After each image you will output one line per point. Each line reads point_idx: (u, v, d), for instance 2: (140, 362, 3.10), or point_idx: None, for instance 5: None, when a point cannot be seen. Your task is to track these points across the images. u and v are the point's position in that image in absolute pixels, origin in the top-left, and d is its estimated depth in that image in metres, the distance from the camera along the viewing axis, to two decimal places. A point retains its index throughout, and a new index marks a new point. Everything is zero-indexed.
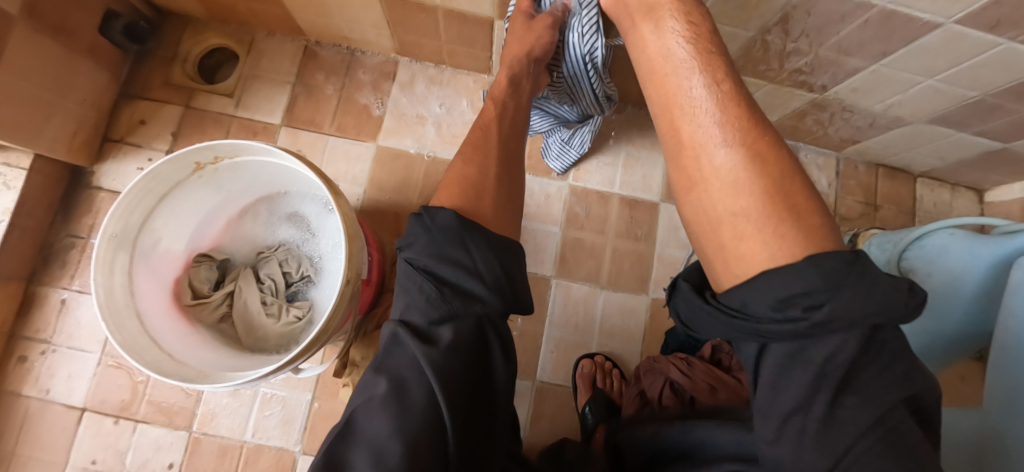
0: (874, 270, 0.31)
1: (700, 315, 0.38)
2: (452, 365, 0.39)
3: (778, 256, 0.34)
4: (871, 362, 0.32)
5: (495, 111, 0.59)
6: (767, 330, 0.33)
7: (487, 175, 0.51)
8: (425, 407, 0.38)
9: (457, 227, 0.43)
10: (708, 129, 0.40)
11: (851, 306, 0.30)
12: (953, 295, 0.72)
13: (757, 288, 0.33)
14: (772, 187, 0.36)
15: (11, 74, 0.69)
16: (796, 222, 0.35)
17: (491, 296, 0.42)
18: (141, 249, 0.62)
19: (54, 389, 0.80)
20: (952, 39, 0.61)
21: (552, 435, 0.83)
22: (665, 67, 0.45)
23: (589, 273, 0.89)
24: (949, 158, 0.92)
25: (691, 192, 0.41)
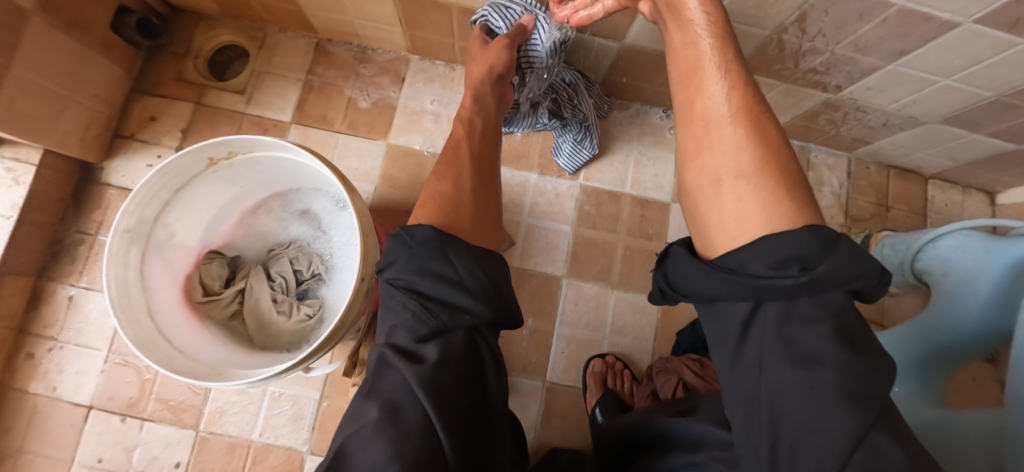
0: (855, 244, 0.35)
1: (694, 274, 0.39)
2: (445, 385, 0.37)
3: (775, 223, 0.36)
4: (855, 363, 0.32)
5: (462, 131, 0.59)
6: (764, 285, 0.34)
7: (461, 187, 0.51)
8: (421, 430, 0.35)
9: (437, 239, 0.43)
10: (720, 101, 0.42)
11: (840, 268, 0.33)
12: (969, 296, 0.72)
13: (757, 249, 0.35)
14: (771, 156, 0.40)
15: (25, 68, 0.69)
16: (789, 193, 0.38)
17: (480, 306, 0.41)
18: (155, 242, 0.61)
19: (62, 386, 0.79)
20: (971, 38, 0.61)
21: (563, 435, 0.83)
22: (683, 54, 0.45)
23: (600, 272, 0.89)
24: (961, 159, 0.92)
25: (694, 155, 0.42)
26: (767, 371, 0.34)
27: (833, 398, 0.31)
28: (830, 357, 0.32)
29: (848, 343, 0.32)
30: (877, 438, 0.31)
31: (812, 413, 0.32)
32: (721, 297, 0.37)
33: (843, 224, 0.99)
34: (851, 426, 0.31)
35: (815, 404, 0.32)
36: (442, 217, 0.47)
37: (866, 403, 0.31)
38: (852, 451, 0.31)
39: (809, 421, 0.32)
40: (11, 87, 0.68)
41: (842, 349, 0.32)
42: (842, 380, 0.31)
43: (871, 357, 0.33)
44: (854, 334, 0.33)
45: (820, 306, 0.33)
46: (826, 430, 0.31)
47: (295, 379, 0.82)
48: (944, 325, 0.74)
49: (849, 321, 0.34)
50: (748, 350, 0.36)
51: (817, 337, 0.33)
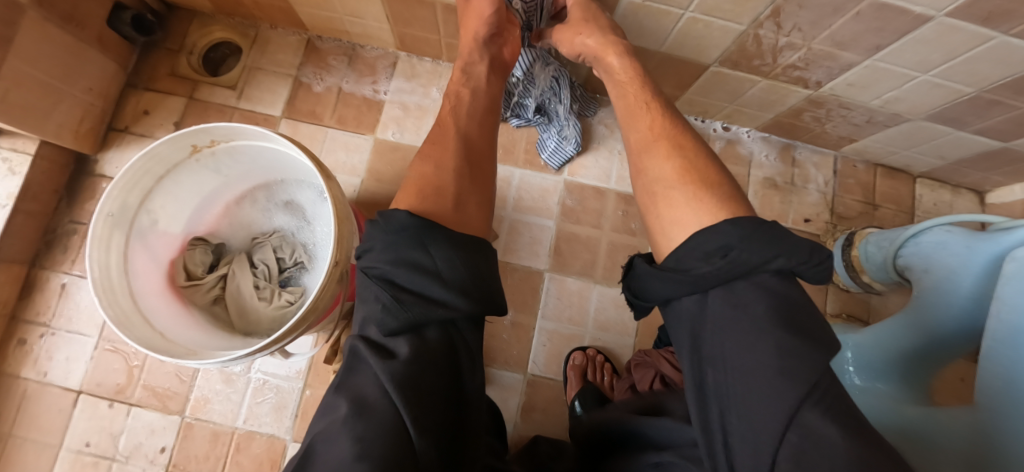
0: (779, 227, 0.35)
1: (645, 277, 0.40)
2: (417, 378, 0.37)
3: (704, 219, 0.39)
4: (797, 340, 0.31)
5: (455, 107, 0.59)
6: (692, 276, 0.35)
7: (446, 171, 0.51)
8: (388, 420, 0.35)
9: (416, 225, 0.43)
10: (641, 128, 0.50)
11: (758, 252, 0.33)
12: (950, 292, 0.71)
13: (690, 247, 0.37)
14: (692, 164, 0.43)
15: (20, 61, 0.71)
16: (714, 191, 0.40)
17: (456, 298, 0.41)
18: (138, 227, 0.63)
19: (51, 371, 0.81)
20: (946, 32, 0.61)
21: (543, 427, 0.83)
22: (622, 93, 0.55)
23: (583, 266, 0.89)
24: (949, 158, 0.91)
25: (638, 178, 0.47)
26: (718, 361, 0.34)
27: (766, 376, 0.31)
28: (760, 340, 0.32)
29: (785, 324, 0.32)
30: (808, 416, 0.29)
31: (752, 400, 0.31)
32: (673, 298, 0.37)
33: (829, 221, 1.00)
34: (785, 405, 0.30)
35: (753, 389, 0.31)
36: (420, 203, 0.47)
37: (797, 380, 0.30)
38: (785, 430, 0.29)
39: (749, 408, 0.31)
40: (6, 78, 0.70)
41: (778, 331, 0.32)
42: (782, 355, 0.31)
43: (811, 337, 0.32)
44: (791, 315, 0.33)
45: (758, 290, 0.33)
46: (762, 416, 0.30)
47: (281, 368, 0.83)
48: (926, 323, 0.73)
49: (786, 302, 0.33)
50: (698, 343, 0.35)
51: (751, 322, 0.32)
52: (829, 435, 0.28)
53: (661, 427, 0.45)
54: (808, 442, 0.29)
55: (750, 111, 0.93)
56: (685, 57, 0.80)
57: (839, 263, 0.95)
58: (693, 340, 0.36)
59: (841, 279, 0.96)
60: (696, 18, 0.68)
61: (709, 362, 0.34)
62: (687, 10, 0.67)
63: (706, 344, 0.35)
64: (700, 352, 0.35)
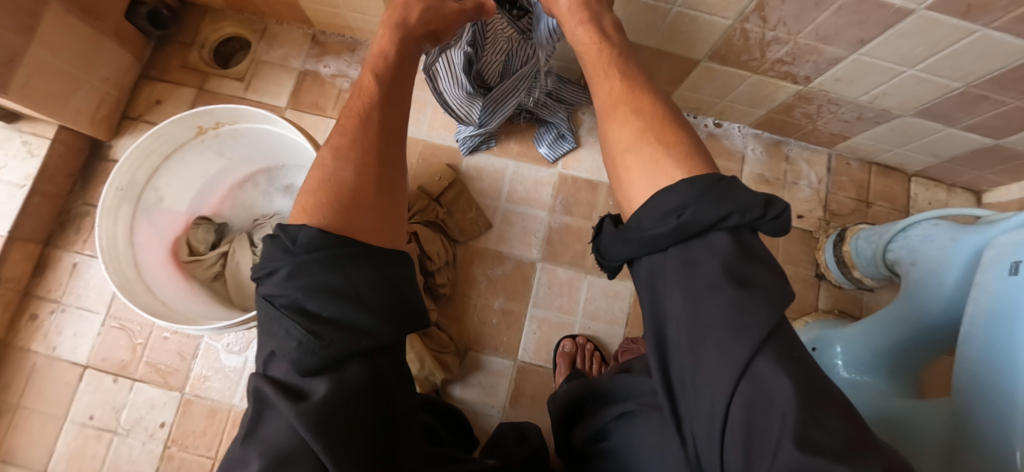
0: (735, 184, 0.35)
1: (611, 240, 0.41)
2: (339, 413, 0.33)
3: (659, 180, 0.39)
4: (752, 298, 0.32)
5: (371, 97, 0.49)
6: (648, 236, 0.36)
7: (364, 173, 0.44)
8: (305, 462, 0.31)
9: (330, 245, 0.38)
10: (607, 90, 0.49)
11: (711, 209, 0.34)
12: (935, 284, 0.71)
13: (647, 208, 0.37)
14: (653, 126, 0.43)
15: (41, 49, 0.76)
16: (670, 151, 0.41)
17: (380, 324, 0.37)
18: (144, 204, 0.66)
19: (60, 346, 0.85)
20: (927, 26, 0.62)
21: (531, 413, 0.84)
22: (591, 51, 0.53)
23: (575, 256, 0.91)
24: (942, 156, 0.92)
25: (603, 147, 0.47)
26: (683, 329, 0.34)
27: (721, 334, 0.32)
28: (711, 297, 0.33)
29: (738, 280, 0.33)
30: (759, 367, 0.30)
31: (706, 354, 0.32)
32: (632, 257, 0.39)
33: (821, 218, 1.00)
34: (739, 357, 0.30)
35: (705, 343, 0.32)
36: (335, 212, 0.40)
37: (750, 331, 0.31)
38: (738, 382, 0.30)
39: (700, 363, 0.32)
40: (27, 64, 0.74)
41: (731, 287, 0.32)
42: (737, 314, 0.31)
43: (765, 291, 0.32)
44: (747, 270, 0.33)
45: (712, 248, 0.34)
46: (714, 373, 0.31)
47: None
48: (915, 316, 0.72)
49: (740, 256, 0.34)
50: (657, 304, 0.37)
51: (705, 280, 0.33)
52: (779, 385, 0.29)
53: (621, 383, 0.48)
54: (759, 392, 0.30)
55: (742, 107, 0.94)
56: (675, 53, 0.82)
57: (830, 258, 0.95)
58: (654, 305, 0.37)
59: (833, 275, 0.95)
60: (683, 12, 0.70)
61: (665, 322, 0.36)
62: (673, 5, 0.69)
63: (664, 305, 0.36)
64: (661, 313, 0.37)
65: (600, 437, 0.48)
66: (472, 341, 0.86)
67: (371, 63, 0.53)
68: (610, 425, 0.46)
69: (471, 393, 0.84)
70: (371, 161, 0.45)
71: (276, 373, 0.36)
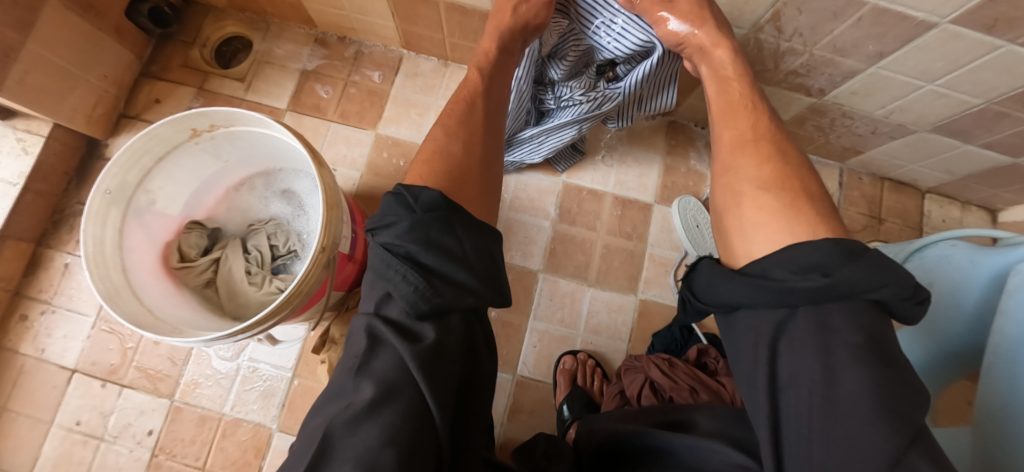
0: (884, 256, 0.34)
1: (719, 279, 0.39)
2: (442, 363, 0.37)
3: (796, 231, 0.37)
4: (894, 377, 0.31)
5: (478, 85, 0.54)
6: (785, 288, 0.34)
7: (471, 152, 0.49)
8: (413, 401, 0.35)
9: (442, 207, 0.40)
10: (741, 129, 0.47)
11: (865, 275, 0.32)
12: (954, 308, 0.67)
13: (777, 258, 0.36)
14: (790, 174, 0.42)
15: (38, 45, 0.74)
16: (811, 204, 0.39)
17: (483, 287, 0.40)
18: (135, 206, 0.64)
19: (49, 348, 0.83)
20: (949, 40, 0.59)
21: (528, 429, 0.81)
22: (724, 92, 0.50)
23: (577, 268, 0.89)
24: (957, 173, 0.89)
25: (722, 177, 0.45)
26: (810, 381, 0.33)
27: (866, 412, 0.30)
28: (853, 370, 0.31)
29: (880, 355, 0.31)
30: (905, 454, 0.29)
31: (842, 427, 0.30)
32: (744, 304, 0.37)
33: None
34: (890, 446, 0.29)
35: (842, 411, 0.31)
36: (445, 179, 0.45)
37: (899, 416, 0.29)
38: (882, 468, 0.29)
39: (838, 441, 0.30)
40: (23, 61, 0.73)
41: (876, 363, 0.31)
42: (881, 389, 0.30)
43: (902, 371, 0.31)
44: (887, 349, 0.32)
45: (855, 317, 0.33)
46: (854, 451, 0.30)
47: (272, 355, 0.84)
48: (935, 335, 0.69)
49: (881, 332, 0.33)
50: (774, 367, 0.35)
51: (846, 349, 0.32)
52: None
53: (687, 444, 0.44)
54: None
55: None
56: None
57: None
58: (770, 364, 0.35)
59: None
60: None
61: (786, 387, 0.34)
62: None
63: (783, 369, 0.35)
64: (778, 375, 0.35)
65: None
66: None
67: (481, 51, 0.57)
68: None
69: None
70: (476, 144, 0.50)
71: (382, 314, 0.39)
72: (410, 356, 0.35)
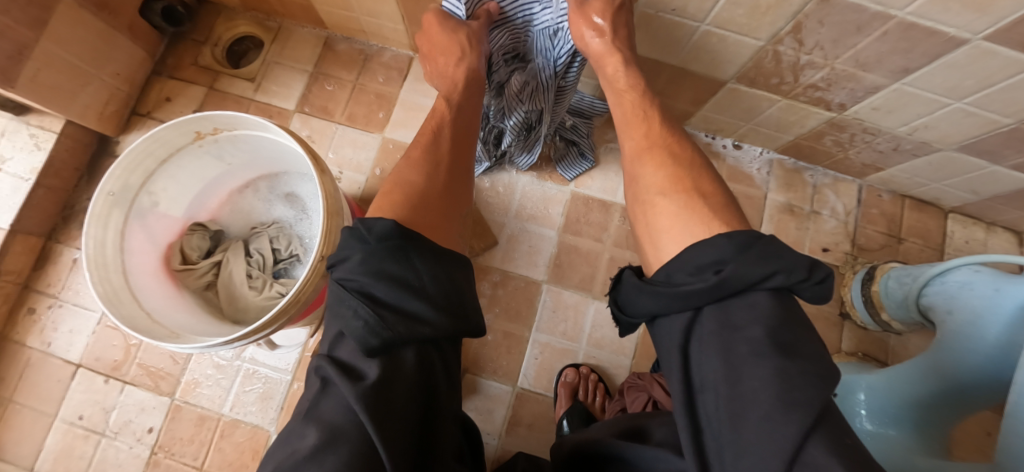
0: (777, 244, 0.34)
1: (633, 291, 0.39)
2: (391, 400, 0.34)
3: (695, 231, 0.38)
4: (795, 370, 0.29)
5: (443, 115, 0.56)
6: (682, 291, 0.34)
7: (432, 182, 0.49)
8: (358, 446, 0.31)
9: (396, 236, 0.41)
10: (629, 139, 0.50)
11: (750, 268, 0.32)
12: (976, 340, 0.64)
13: (679, 262, 0.36)
14: (683, 174, 0.43)
15: (51, 43, 0.75)
16: (704, 201, 0.40)
17: (438, 315, 0.38)
18: (138, 207, 0.64)
19: (55, 342, 0.84)
20: (982, 57, 0.56)
21: (527, 443, 0.80)
22: (625, 108, 0.53)
23: (582, 280, 0.87)
24: (983, 193, 0.85)
25: (630, 189, 0.47)
26: (723, 388, 0.31)
27: (765, 410, 0.28)
28: (755, 366, 0.30)
29: (783, 348, 0.30)
30: (811, 453, 0.27)
31: (749, 429, 0.29)
32: (659, 314, 0.37)
33: (848, 252, 0.94)
34: (788, 438, 0.27)
35: (748, 414, 0.29)
36: (406, 211, 0.45)
37: (800, 410, 0.28)
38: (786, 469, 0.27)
39: (743, 440, 0.29)
40: (36, 58, 0.74)
41: (777, 355, 0.30)
42: (784, 386, 0.29)
43: (811, 361, 0.30)
44: (791, 338, 0.31)
45: (753, 309, 0.32)
46: (759, 453, 0.28)
47: (271, 358, 0.83)
48: (951, 367, 0.66)
49: (785, 321, 0.32)
50: (689, 371, 0.34)
51: (749, 346, 0.31)
52: None
53: (641, 454, 0.42)
54: None
55: (769, 131, 0.89)
56: (700, 72, 0.77)
57: (857, 297, 0.89)
58: (685, 368, 0.34)
59: (858, 315, 0.89)
60: (711, 31, 0.66)
61: (701, 389, 0.33)
62: (701, 23, 0.64)
63: (696, 370, 0.34)
64: (694, 380, 0.34)
65: None
66: (470, 363, 0.83)
67: (439, 86, 0.59)
68: None
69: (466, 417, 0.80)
70: (435, 169, 0.51)
71: (327, 357, 0.37)
72: (358, 395, 0.33)
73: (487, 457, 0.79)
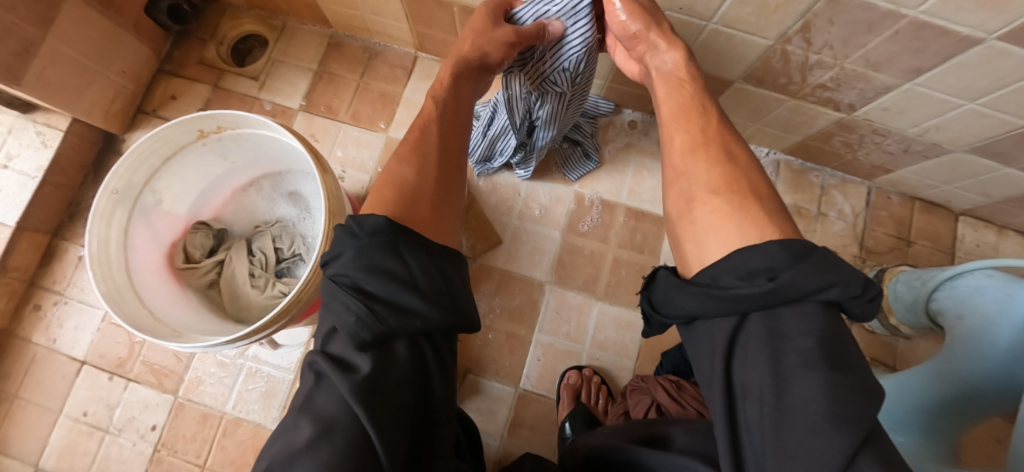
0: (834, 256, 0.33)
1: (673, 290, 0.38)
2: (386, 394, 0.33)
3: (747, 234, 0.37)
4: (843, 385, 0.29)
5: (432, 112, 0.54)
6: (731, 296, 0.33)
7: (424, 177, 0.48)
8: (354, 437, 0.31)
9: (389, 231, 0.40)
10: (680, 134, 0.48)
11: (810, 277, 0.31)
12: (988, 346, 0.63)
13: (729, 263, 0.35)
14: (739, 175, 0.42)
15: (57, 41, 0.75)
16: (761, 204, 0.40)
17: (432, 309, 0.37)
18: (142, 206, 0.64)
19: (60, 339, 0.84)
20: (996, 57, 0.55)
21: (529, 445, 0.79)
22: (669, 102, 0.51)
23: (586, 281, 0.86)
24: (996, 196, 0.84)
25: (675, 184, 0.46)
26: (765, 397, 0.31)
27: (809, 424, 0.28)
28: (805, 377, 0.30)
29: (833, 361, 0.30)
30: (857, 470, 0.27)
31: (793, 442, 0.29)
32: (699, 315, 0.36)
33: (857, 255, 0.93)
34: (838, 452, 0.27)
35: (791, 426, 0.29)
36: (393, 207, 0.44)
37: (848, 427, 0.28)
38: None
39: (786, 452, 0.29)
40: (42, 56, 0.74)
41: (827, 367, 0.29)
42: (832, 401, 0.28)
43: (858, 378, 0.30)
44: (841, 352, 0.31)
45: (806, 320, 0.31)
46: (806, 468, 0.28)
47: (274, 357, 0.83)
48: (963, 374, 0.64)
49: (837, 335, 0.31)
50: (730, 374, 0.34)
51: (799, 357, 0.30)
52: None
53: (659, 462, 0.42)
54: None
55: (777, 131, 0.88)
56: (706, 71, 0.76)
57: None
58: (724, 372, 0.34)
59: None
60: (719, 30, 0.65)
61: (743, 395, 0.33)
62: (708, 21, 0.63)
63: (738, 375, 0.33)
64: (734, 384, 0.33)
65: None
66: (472, 364, 0.82)
67: (436, 80, 0.57)
68: None
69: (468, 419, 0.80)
70: (425, 163, 0.49)
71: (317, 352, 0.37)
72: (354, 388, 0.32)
73: (489, 459, 0.78)
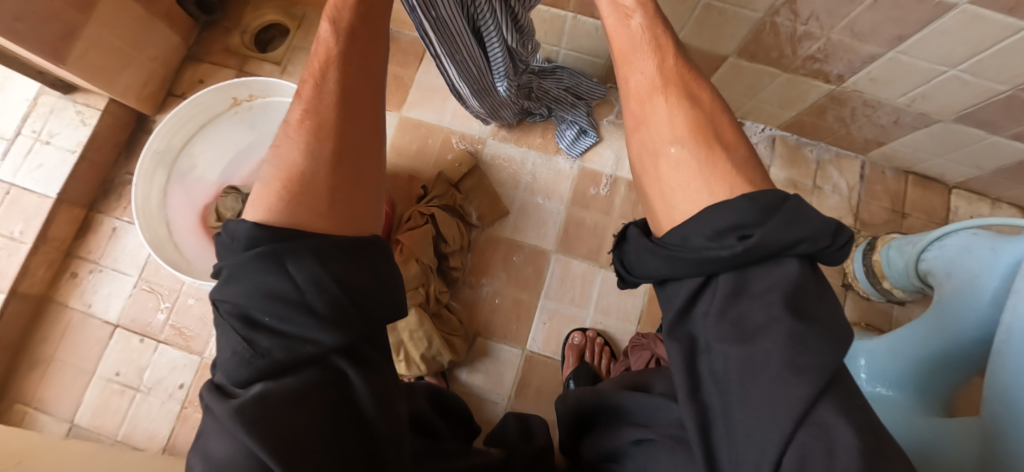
0: (804, 205, 0.32)
1: (643, 250, 0.37)
2: (287, 433, 0.29)
3: (715, 190, 0.36)
4: (809, 338, 0.28)
5: (331, 61, 0.43)
6: (703, 256, 0.32)
7: (320, 157, 0.39)
8: None
9: (269, 240, 0.33)
10: (644, 74, 0.44)
11: (780, 233, 0.30)
12: (971, 297, 0.65)
13: (702, 220, 0.33)
14: (703, 123, 0.40)
15: (98, 25, 0.82)
16: (727, 155, 0.38)
17: (328, 328, 0.32)
18: (180, 170, 0.71)
19: (94, 304, 0.90)
20: (971, 22, 0.59)
21: (536, 405, 0.83)
22: (621, 40, 0.48)
23: (590, 250, 0.90)
24: (986, 167, 0.87)
25: (636, 132, 0.43)
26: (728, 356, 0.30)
27: (771, 376, 0.28)
28: (767, 332, 0.29)
29: (798, 312, 0.29)
30: (821, 412, 0.27)
31: (755, 394, 0.28)
32: (668, 276, 0.35)
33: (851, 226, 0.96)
34: (798, 401, 0.27)
35: (756, 379, 0.28)
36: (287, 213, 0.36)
37: (811, 374, 0.27)
38: (795, 429, 0.27)
39: (750, 405, 0.29)
40: (85, 39, 0.81)
41: (791, 318, 0.28)
42: (795, 353, 0.28)
43: (824, 324, 0.29)
44: (806, 301, 0.29)
45: (773, 273, 0.30)
46: (771, 418, 0.27)
47: None
48: (948, 327, 0.67)
49: (807, 285, 0.30)
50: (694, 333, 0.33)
51: (764, 310, 0.29)
52: (846, 436, 0.26)
53: (638, 401, 0.44)
54: (820, 443, 0.26)
55: (772, 107, 0.92)
56: (702, 48, 0.81)
57: (859, 269, 0.91)
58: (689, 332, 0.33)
59: (861, 286, 0.91)
60: (711, 5, 0.69)
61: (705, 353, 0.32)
62: None
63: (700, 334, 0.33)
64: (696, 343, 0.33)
65: (615, 454, 0.45)
66: (481, 328, 0.87)
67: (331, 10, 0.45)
68: (628, 447, 0.43)
69: (477, 379, 0.84)
70: (329, 134, 0.39)
71: (214, 379, 0.33)
72: (240, 412, 0.29)
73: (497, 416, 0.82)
